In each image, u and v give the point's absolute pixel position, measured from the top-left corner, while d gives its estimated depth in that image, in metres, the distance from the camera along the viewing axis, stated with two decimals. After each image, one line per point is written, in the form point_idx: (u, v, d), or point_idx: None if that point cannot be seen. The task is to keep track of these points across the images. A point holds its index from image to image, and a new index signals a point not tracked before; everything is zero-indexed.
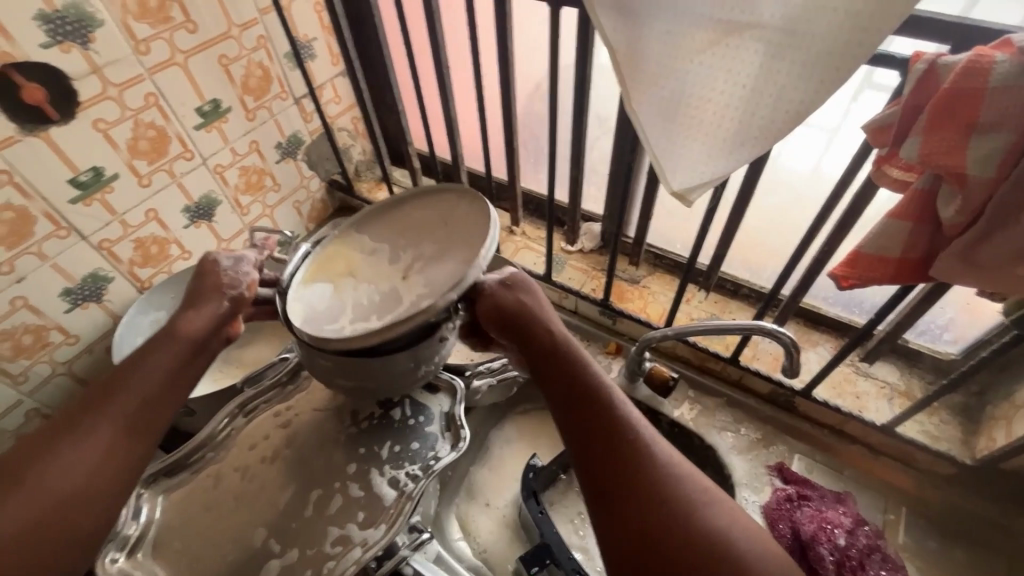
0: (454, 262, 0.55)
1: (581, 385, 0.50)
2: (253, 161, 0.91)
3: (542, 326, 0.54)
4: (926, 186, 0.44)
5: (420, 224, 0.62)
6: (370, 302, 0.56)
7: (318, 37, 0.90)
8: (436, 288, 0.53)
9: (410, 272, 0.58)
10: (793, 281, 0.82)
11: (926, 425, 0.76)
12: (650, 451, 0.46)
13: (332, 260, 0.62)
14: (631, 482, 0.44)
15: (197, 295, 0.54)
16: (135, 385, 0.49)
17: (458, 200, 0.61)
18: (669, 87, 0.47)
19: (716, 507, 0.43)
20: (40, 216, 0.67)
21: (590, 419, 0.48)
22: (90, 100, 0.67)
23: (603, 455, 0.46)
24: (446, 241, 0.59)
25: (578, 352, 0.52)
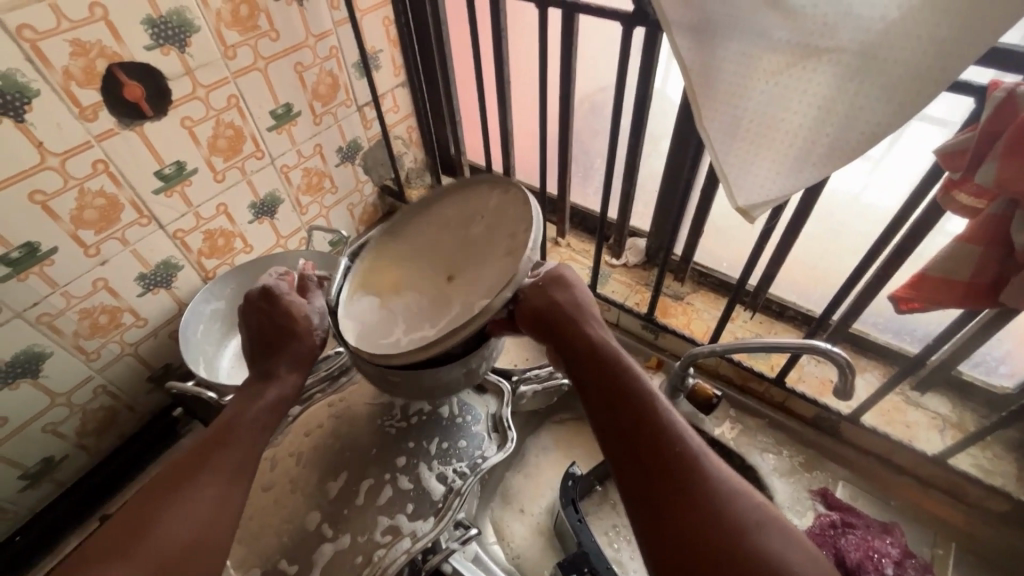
0: (500, 260, 0.55)
1: (624, 387, 0.47)
2: (316, 163, 0.95)
3: (582, 326, 0.52)
4: (998, 212, 0.45)
5: (455, 223, 0.63)
6: (419, 309, 0.56)
7: (384, 49, 0.95)
8: (485, 288, 0.52)
9: (454, 273, 0.59)
10: (843, 307, 0.81)
11: (979, 459, 0.74)
12: (699, 461, 0.43)
13: (373, 269, 0.63)
14: (680, 494, 0.41)
15: (282, 353, 0.56)
16: (237, 436, 0.49)
17: (488, 192, 0.63)
18: (742, 106, 0.49)
19: (771, 525, 0.40)
20: (126, 204, 0.72)
21: (634, 423, 0.45)
22: (180, 99, 0.72)
23: (649, 463, 0.43)
24: (484, 235, 0.59)
25: (620, 355, 0.50)
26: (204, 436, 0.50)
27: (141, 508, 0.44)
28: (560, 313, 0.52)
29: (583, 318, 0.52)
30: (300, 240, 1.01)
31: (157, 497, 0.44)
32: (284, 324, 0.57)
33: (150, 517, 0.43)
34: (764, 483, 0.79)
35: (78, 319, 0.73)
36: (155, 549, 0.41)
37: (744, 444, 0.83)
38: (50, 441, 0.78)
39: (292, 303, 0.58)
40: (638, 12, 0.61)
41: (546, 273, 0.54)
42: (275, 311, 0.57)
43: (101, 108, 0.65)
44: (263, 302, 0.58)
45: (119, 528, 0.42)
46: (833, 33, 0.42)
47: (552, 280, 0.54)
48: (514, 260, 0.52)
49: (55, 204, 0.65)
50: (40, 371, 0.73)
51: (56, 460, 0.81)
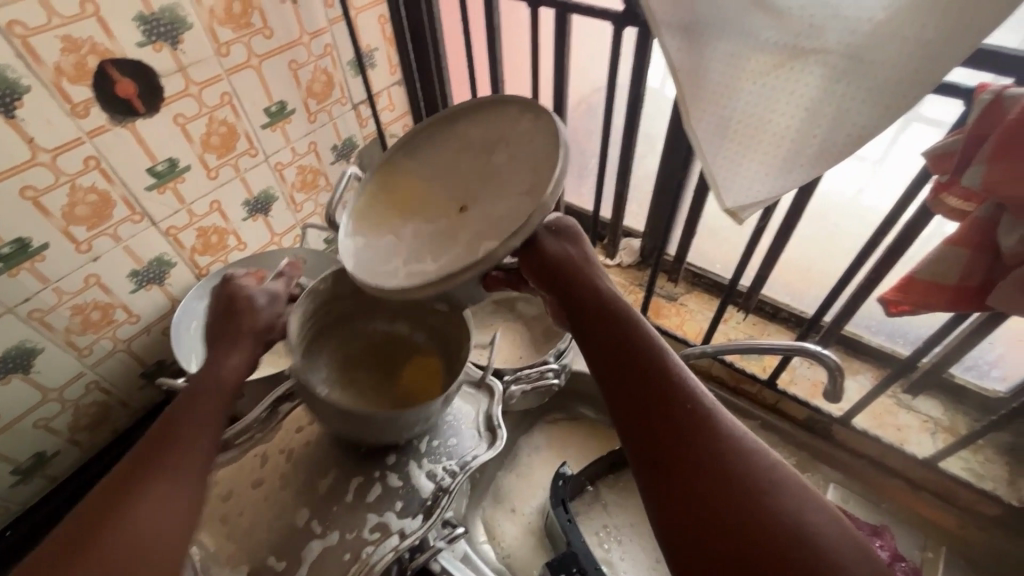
0: (518, 193, 0.46)
1: (631, 341, 0.44)
2: (310, 161, 0.95)
3: (590, 278, 0.48)
4: (987, 215, 0.44)
5: (478, 146, 0.54)
6: (423, 238, 0.50)
7: (379, 47, 0.95)
8: (495, 225, 0.45)
9: (467, 204, 0.51)
10: (835, 309, 0.81)
11: (970, 462, 0.74)
12: (717, 423, 0.39)
13: (385, 191, 0.57)
14: (695, 460, 0.37)
15: (223, 338, 0.48)
16: (185, 435, 0.41)
17: (519, 117, 0.52)
18: (729, 107, 0.48)
19: (795, 487, 0.36)
20: (119, 200, 0.72)
21: (641, 382, 0.41)
22: (173, 96, 0.72)
23: (659, 425, 0.39)
24: (509, 164, 0.50)
25: (628, 308, 0.46)
26: (140, 442, 0.40)
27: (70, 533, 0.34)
28: (567, 265, 0.48)
29: (589, 272, 0.49)
30: (295, 237, 1.01)
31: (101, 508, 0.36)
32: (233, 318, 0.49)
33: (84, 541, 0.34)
34: None
35: (70, 315, 0.73)
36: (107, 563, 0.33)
37: None
38: (43, 437, 0.79)
39: (241, 287, 0.51)
40: (628, 12, 0.61)
41: (547, 221, 0.50)
42: (230, 300, 0.50)
43: (92, 104, 0.65)
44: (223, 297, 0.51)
45: (43, 559, 0.33)
46: (821, 34, 0.41)
47: (554, 230, 0.50)
48: (536, 194, 0.44)
49: (46, 200, 0.66)
50: (31, 367, 0.73)
51: (48, 456, 0.81)
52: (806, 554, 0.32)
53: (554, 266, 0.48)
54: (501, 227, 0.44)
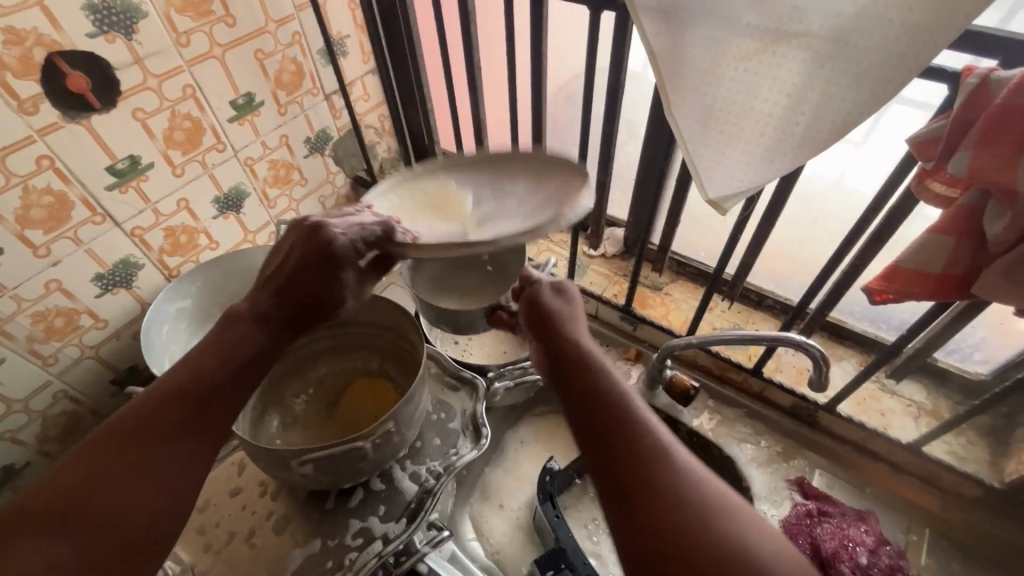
0: (533, 220, 0.50)
1: (595, 385, 0.43)
2: (282, 155, 0.92)
3: (568, 331, 0.49)
4: (972, 202, 0.44)
5: (513, 176, 0.59)
6: (435, 231, 0.53)
7: (351, 34, 0.91)
8: (502, 233, 0.48)
9: (483, 223, 0.53)
10: (821, 296, 0.80)
11: (952, 446, 0.75)
12: (669, 461, 0.37)
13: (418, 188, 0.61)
14: (646, 504, 0.35)
15: (293, 281, 0.50)
16: (199, 390, 0.42)
17: (564, 165, 0.56)
18: (711, 94, 0.47)
19: (760, 537, 0.33)
20: (77, 201, 0.68)
21: (597, 420, 0.40)
22: (131, 90, 0.68)
23: (612, 467, 0.37)
24: (534, 200, 0.54)
25: (600, 358, 0.46)
26: (152, 396, 0.41)
27: (95, 460, 0.37)
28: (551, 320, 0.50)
29: (568, 325, 0.50)
30: (270, 234, 0.98)
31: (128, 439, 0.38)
32: (326, 256, 0.50)
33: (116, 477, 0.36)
34: (741, 474, 0.79)
35: (31, 323, 0.70)
36: (132, 494, 0.36)
37: (723, 435, 0.83)
38: (9, 450, 0.75)
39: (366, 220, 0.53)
40: None
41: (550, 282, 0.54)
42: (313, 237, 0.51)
43: (41, 99, 0.61)
44: (308, 232, 0.51)
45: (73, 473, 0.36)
46: (803, 16, 0.40)
47: (554, 290, 0.54)
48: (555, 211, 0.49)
49: None
50: None
51: (16, 468, 0.78)
52: None
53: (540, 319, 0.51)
54: (511, 229, 0.48)
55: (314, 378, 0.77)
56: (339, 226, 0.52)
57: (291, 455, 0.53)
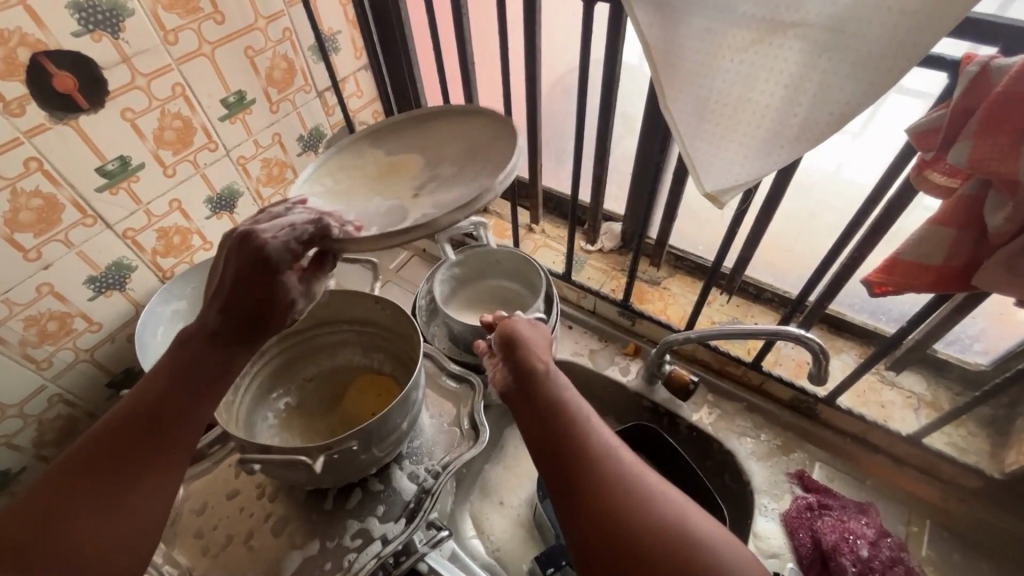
0: (469, 183, 0.55)
1: (547, 401, 0.48)
2: (275, 153, 0.91)
3: (526, 351, 0.53)
4: (973, 192, 0.43)
5: (438, 146, 0.65)
6: (379, 209, 0.56)
7: (342, 30, 0.90)
8: (444, 204, 0.52)
9: (420, 192, 0.58)
10: (820, 288, 0.79)
11: (953, 437, 0.74)
12: (610, 467, 0.43)
13: (344, 169, 0.64)
14: (591, 515, 0.41)
15: (234, 298, 0.46)
16: (166, 408, 0.42)
17: (486, 124, 0.63)
18: (706, 86, 0.46)
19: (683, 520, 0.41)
20: (67, 203, 0.68)
21: (549, 434, 0.46)
22: (119, 89, 0.67)
23: (569, 478, 0.43)
24: (466, 164, 0.59)
25: (553, 373, 0.51)
26: (120, 413, 0.42)
27: (66, 480, 0.38)
28: (513, 342, 0.55)
29: (528, 346, 0.54)
30: None
31: (98, 460, 0.39)
32: (256, 263, 0.46)
33: (74, 499, 0.38)
34: (740, 468, 0.78)
35: (24, 327, 0.70)
36: (103, 515, 0.38)
37: (722, 429, 0.82)
38: (5, 454, 0.75)
39: (301, 222, 0.49)
40: None
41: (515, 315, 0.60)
42: (242, 246, 0.47)
43: (28, 101, 0.61)
44: (237, 241, 0.47)
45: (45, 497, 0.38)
46: (800, 5, 0.39)
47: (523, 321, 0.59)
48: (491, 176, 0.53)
49: None
50: None
51: (13, 473, 0.77)
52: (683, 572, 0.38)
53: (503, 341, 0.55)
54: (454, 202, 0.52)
55: (317, 373, 0.77)
56: (269, 231, 0.48)
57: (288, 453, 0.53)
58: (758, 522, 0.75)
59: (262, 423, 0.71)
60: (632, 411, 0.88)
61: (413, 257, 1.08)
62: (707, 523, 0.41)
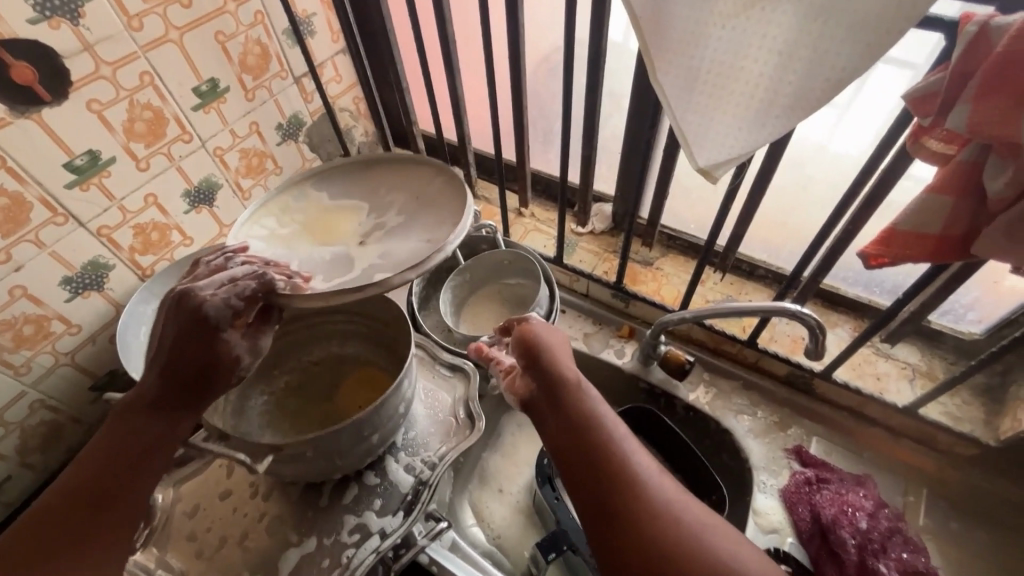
0: (416, 238, 0.58)
1: (580, 413, 0.49)
2: (253, 143, 0.88)
3: (553, 359, 0.54)
4: (972, 157, 0.41)
5: (383, 192, 0.66)
6: (323, 259, 0.58)
7: (317, 12, 0.87)
8: (391, 260, 0.55)
9: (367, 240, 0.60)
10: (814, 264, 0.79)
11: (947, 406, 0.74)
12: (645, 483, 0.44)
13: (287, 214, 0.64)
14: (629, 532, 0.42)
15: (173, 362, 0.46)
16: (117, 471, 0.44)
17: (432, 175, 0.65)
18: (696, 56, 0.44)
19: (716, 537, 0.42)
20: (35, 202, 0.65)
21: (585, 448, 0.46)
22: (83, 79, 0.64)
23: (604, 502, 0.44)
24: (411, 215, 0.62)
25: (583, 384, 0.51)
26: (73, 480, 0.43)
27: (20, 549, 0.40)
28: (540, 348, 0.55)
29: (555, 353, 0.54)
30: None
31: (52, 527, 0.41)
32: (195, 323, 0.45)
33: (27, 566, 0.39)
34: (739, 446, 0.78)
35: None
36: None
37: (720, 408, 0.81)
38: None
39: (243, 276, 0.49)
40: None
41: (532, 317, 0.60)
42: (180, 308, 0.46)
43: None
44: (176, 302, 0.47)
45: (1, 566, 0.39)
46: None
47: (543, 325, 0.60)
48: (438, 240, 0.55)
49: None
50: None
51: None
52: None
53: (529, 346, 0.55)
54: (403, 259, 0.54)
55: (320, 360, 0.76)
56: (208, 289, 0.47)
57: (286, 445, 0.53)
58: (757, 499, 0.75)
59: (254, 403, 0.70)
60: (629, 393, 0.87)
61: None
62: (739, 541, 0.42)
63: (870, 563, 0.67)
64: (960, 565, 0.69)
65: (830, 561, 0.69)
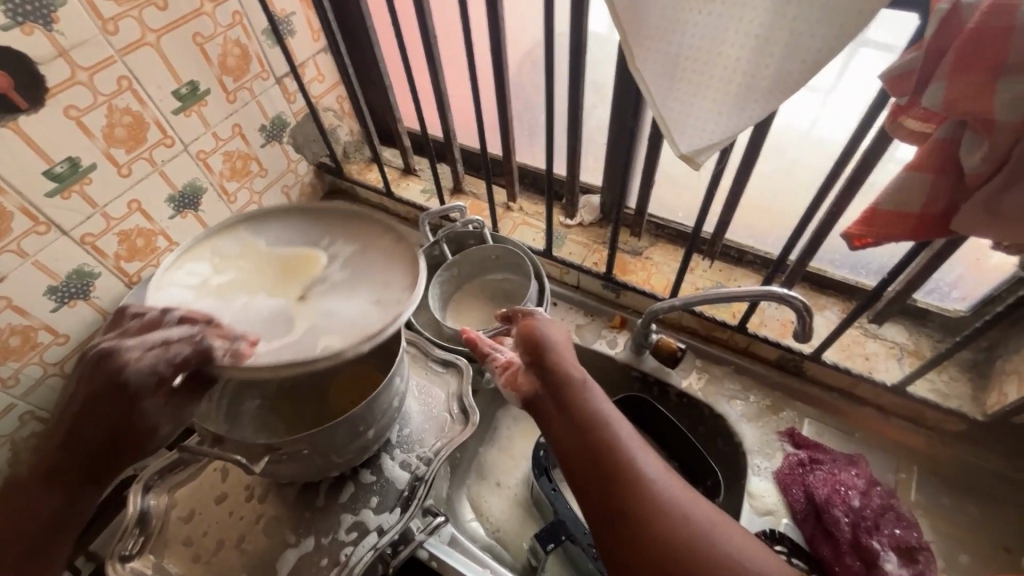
0: (366, 301, 0.58)
1: (583, 412, 0.50)
2: (237, 145, 0.87)
3: (557, 358, 0.54)
4: (948, 134, 0.42)
5: (329, 239, 0.65)
6: (260, 316, 0.57)
7: (296, 11, 0.86)
8: (338, 324, 0.56)
9: (308, 294, 0.60)
10: (800, 247, 0.79)
11: (936, 383, 0.75)
12: (649, 480, 0.45)
13: (218, 257, 0.61)
14: (633, 529, 0.43)
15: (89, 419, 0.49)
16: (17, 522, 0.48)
17: (382, 232, 0.65)
18: (673, 43, 0.44)
19: (720, 533, 0.43)
20: (16, 211, 0.64)
21: (588, 447, 0.47)
22: (60, 85, 0.63)
23: (612, 500, 0.45)
24: (356, 272, 0.62)
25: (586, 383, 0.52)
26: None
27: None
28: (543, 347, 0.56)
29: (558, 352, 0.55)
30: None
31: None
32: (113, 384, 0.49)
33: None
34: (732, 431, 0.79)
35: None
36: None
37: (712, 394, 0.82)
38: None
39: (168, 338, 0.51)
40: None
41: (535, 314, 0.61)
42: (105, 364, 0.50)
43: None
44: (102, 358, 0.50)
45: None
46: None
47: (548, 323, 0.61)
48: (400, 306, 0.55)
49: None
50: None
51: None
52: None
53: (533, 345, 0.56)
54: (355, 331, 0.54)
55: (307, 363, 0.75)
56: (135, 349, 0.50)
57: (282, 444, 0.53)
58: (751, 482, 0.76)
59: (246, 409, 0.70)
60: (622, 382, 0.88)
61: None
62: (743, 537, 0.43)
63: (864, 540, 0.68)
64: (952, 538, 0.70)
65: (825, 540, 0.69)
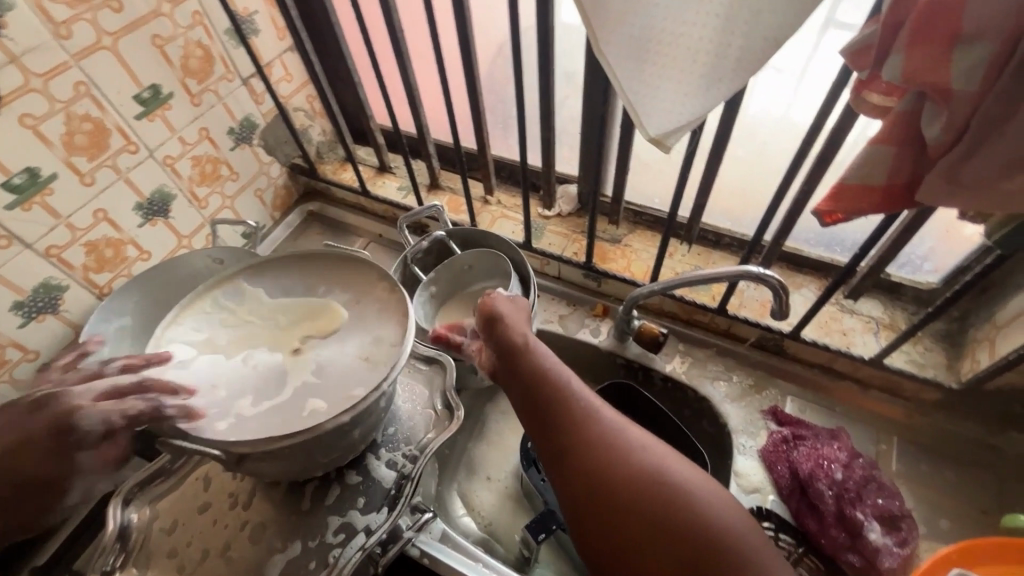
0: (354, 359, 0.58)
1: (532, 372, 0.58)
2: (205, 149, 0.85)
3: (508, 329, 0.62)
4: (909, 107, 0.42)
5: (328, 286, 0.65)
6: (257, 372, 0.57)
7: (259, 9, 0.84)
8: (329, 385, 0.56)
9: (303, 347, 0.60)
10: (775, 227, 0.81)
11: (911, 354, 0.76)
12: (589, 420, 0.54)
13: (220, 311, 0.62)
14: (578, 462, 0.53)
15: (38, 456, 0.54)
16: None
17: (375, 282, 0.64)
18: (636, 24, 0.43)
19: (647, 454, 0.52)
20: None
21: (539, 401, 0.56)
22: (12, 93, 0.61)
23: (561, 441, 0.54)
24: (351, 324, 0.61)
25: (535, 346, 0.60)
26: None
27: None
28: (496, 319, 0.63)
29: (509, 322, 0.62)
30: (207, 237, 0.92)
31: None
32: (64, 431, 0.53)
33: None
34: (717, 412, 0.80)
35: None
36: None
37: (697, 377, 0.84)
38: None
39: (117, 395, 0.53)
40: None
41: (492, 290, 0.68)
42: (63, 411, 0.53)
43: None
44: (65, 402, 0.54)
45: None
46: None
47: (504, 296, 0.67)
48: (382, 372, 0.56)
49: None
50: None
51: None
52: (652, 493, 0.49)
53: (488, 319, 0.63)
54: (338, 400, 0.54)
55: None
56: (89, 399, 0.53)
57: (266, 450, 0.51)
58: (737, 461, 0.77)
59: None
60: (607, 370, 0.88)
61: (371, 242, 1.08)
62: (668, 454, 0.52)
63: (848, 511, 0.69)
64: (932, 503, 0.72)
65: (810, 514, 0.71)
